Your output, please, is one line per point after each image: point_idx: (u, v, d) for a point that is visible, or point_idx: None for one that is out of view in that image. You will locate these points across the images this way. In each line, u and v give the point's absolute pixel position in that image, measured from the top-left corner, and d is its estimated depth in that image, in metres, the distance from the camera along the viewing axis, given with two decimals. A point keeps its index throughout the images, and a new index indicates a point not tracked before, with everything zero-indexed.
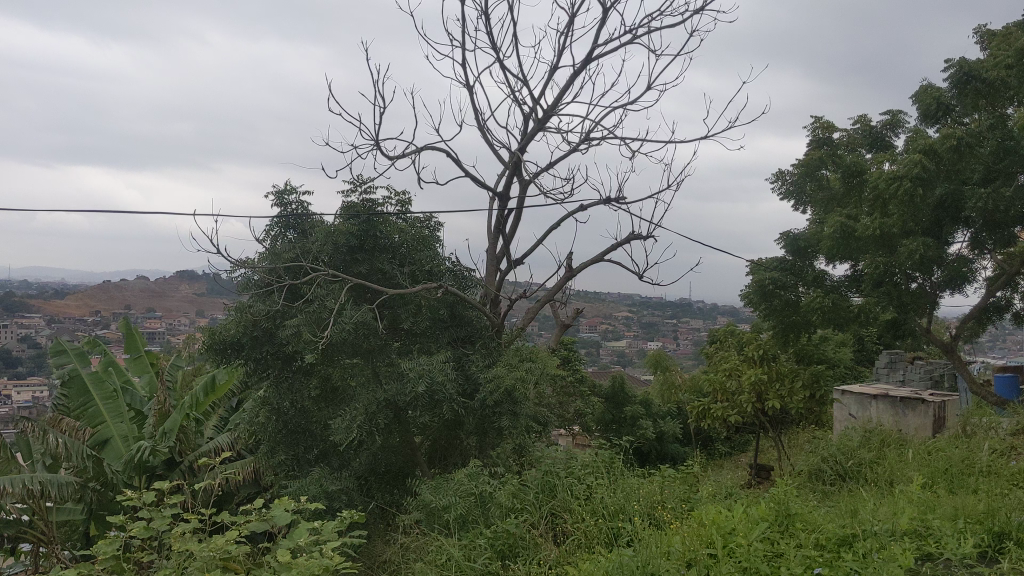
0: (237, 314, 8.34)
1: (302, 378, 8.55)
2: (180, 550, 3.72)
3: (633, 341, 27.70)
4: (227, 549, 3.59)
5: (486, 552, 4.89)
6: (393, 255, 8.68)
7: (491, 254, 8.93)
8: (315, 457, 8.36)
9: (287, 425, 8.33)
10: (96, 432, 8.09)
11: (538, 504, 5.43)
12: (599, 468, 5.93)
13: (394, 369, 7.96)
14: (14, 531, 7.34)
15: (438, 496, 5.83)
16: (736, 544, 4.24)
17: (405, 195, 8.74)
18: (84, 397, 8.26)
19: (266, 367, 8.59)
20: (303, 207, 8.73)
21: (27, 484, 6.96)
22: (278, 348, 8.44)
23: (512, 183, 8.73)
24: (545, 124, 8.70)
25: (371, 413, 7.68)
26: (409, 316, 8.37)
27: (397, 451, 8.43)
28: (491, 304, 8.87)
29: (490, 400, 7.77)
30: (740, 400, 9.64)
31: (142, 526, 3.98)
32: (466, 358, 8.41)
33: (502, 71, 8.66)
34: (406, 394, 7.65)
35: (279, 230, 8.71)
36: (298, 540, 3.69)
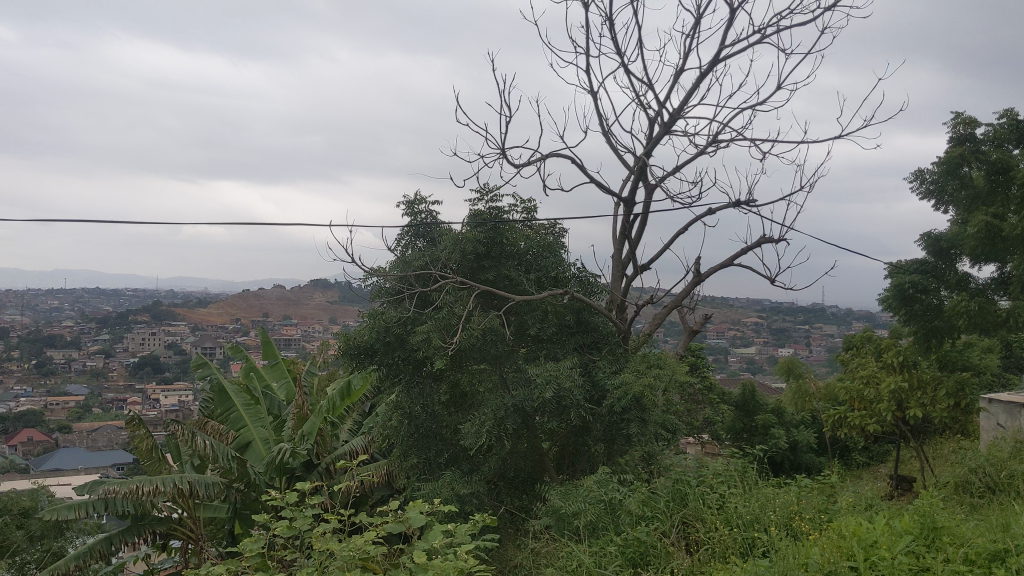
0: (370, 320, 8.67)
1: (432, 383, 8.71)
2: (321, 549, 3.83)
3: (762, 347, 27.12)
4: (365, 550, 3.65)
5: (617, 559, 4.86)
6: (520, 262, 8.74)
7: (616, 260, 8.88)
8: (446, 461, 8.49)
9: (419, 429, 8.48)
10: (238, 436, 8.32)
11: (669, 512, 5.36)
12: (733, 475, 5.81)
13: (521, 375, 8.03)
14: (166, 528, 7.63)
15: (567, 501, 5.87)
16: (878, 557, 4.07)
17: (531, 202, 8.79)
18: (227, 403, 8.54)
19: (398, 372, 8.72)
20: (433, 216, 8.97)
21: (177, 484, 7.22)
22: (409, 353, 8.62)
23: (638, 188, 8.64)
24: (671, 128, 8.58)
25: (500, 418, 7.74)
26: (535, 323, 8.40)
27: (526, 455, 8.49)
28: (617, 310, 8.72)
29: (618, 406, 7.71)
30: (879, 408, 9.26)
31: (285, 524, 4.12)
32: (592, 364, 8.35)
33: (626, 75, 8.56)
34: (534, 400, 7.72)
35: (409, 239, 9.01)
36: (433, 542, 3.73)
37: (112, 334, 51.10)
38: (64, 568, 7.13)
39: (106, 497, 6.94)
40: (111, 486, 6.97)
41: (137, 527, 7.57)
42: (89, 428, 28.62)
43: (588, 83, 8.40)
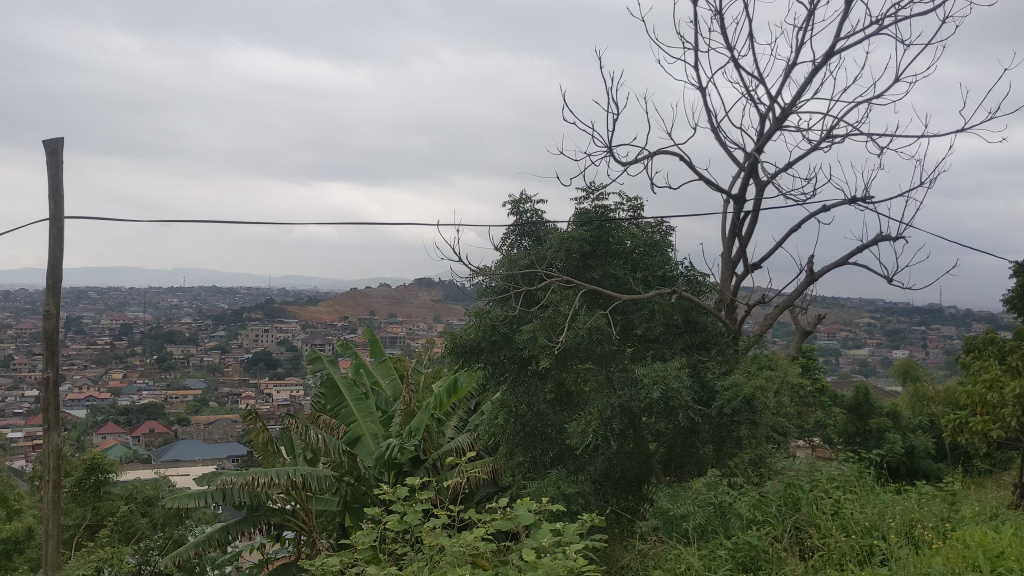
0: (477, 319, 8.79)
1: (538, 382, 8.77)
2: (431, 544, 3.88)
3: (876, 348, 26.25)
4: (475, 546, 3.67)
5: (727, 564, 4.77)
6: (626, 260, 8.68)
7: (726, 258, 8.72)
8: (552, 459, 8.50)
9: (525, 427, 8.53)
10: (349, 430, 8.47)
11: (781, 517, 5.23)
12: (849, 481, 5.62)
13: (628, 375, 7.99)
14: (280, 519, 7.82)
15: (676, 504, 5.82)
16: (1008, 569, 3.87)
17: (637, 200, 8.72)
18: (338, 398, 8.77)
19: (504, 371, 8.80)
20: (538, 215, 9.01)
21: (291, 476, 7.38)
22: (515, 352, 8.68)
23: (749, 185, 8.47)
24: (784, 123, 8.37)
25: (606, 418, 7.71)
26: (642, 322, 8.35)
27: (633, 455, 8.43)
28: (727, 309, 8.50)
29: (729, 408, 7.58)
30: (1005, 414, 8.83)
31: (396, 518, 4.18)
32: (701, 365, 8.22)
33: (736, 69, 8.38)
34: (641, 400, 7.67)
35: (515, 238, 9.06)
36: (541, 541, 3.72)
37: (228, 331, 53.01)
38: (185, 556, 7.43)
39: (224, 487, 7.26)
40: (229, 477, 7.27)
41: (252, 517, 7.76)
42: (207, 421, 29.76)
43: (697, 78, 8.26)
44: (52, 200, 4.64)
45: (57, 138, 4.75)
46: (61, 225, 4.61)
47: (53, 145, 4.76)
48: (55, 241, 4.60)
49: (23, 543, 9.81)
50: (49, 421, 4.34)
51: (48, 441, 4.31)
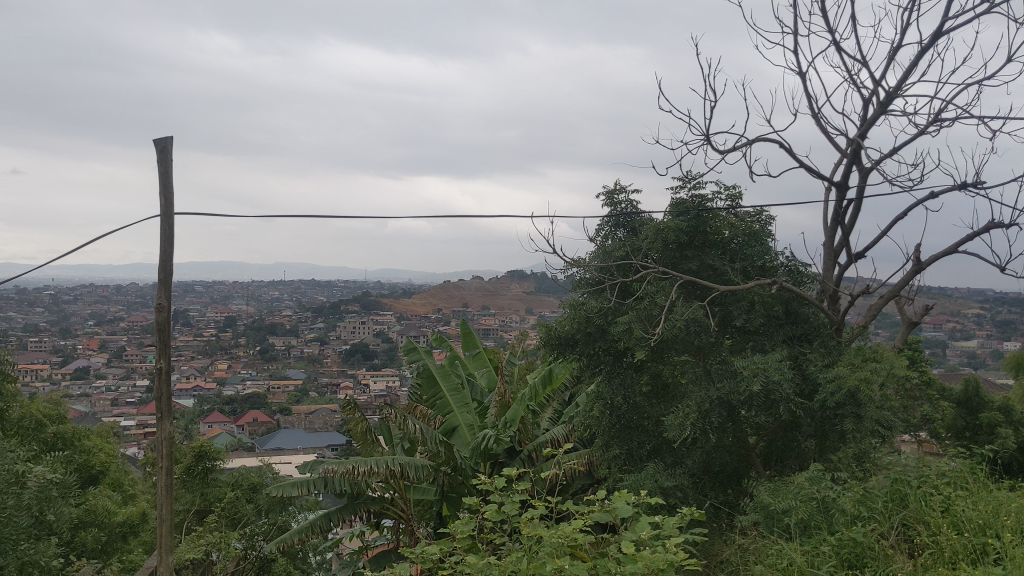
0: (572, 311, 8.80)
1: (633, 374, 8.68)
2: (530, 535, 3.89)
3: (985, 340, 25.24)
4: (574, 537, 3.67)
5: (830, 560, 4.66)
6: (724, 250, 8.57)
7: (828, 248, 8.50)
8: (649, 452, 8.40)
9: (621, 420, 8.44)
10: (445, 420, 8.48)
11: (887, 513, 5.09)
12: (960, 477, 5.42)
13: (726, 367, 7.95)
14: (380, 507, 7.96)
15: (776, 498, 5.75)
16: None
17: (735, 189, 8.58)
18: (434, 387, 8.79)
19: (599, 363, 8.77)
20: (633, 206, 8.96)
21: (389, 465, 7.49)
22: (610, 344, 8.63)
23: (851, 172, 8.24)
24: (888, 107, 8.10)
25: (704, 410, 7.65)
26: (742, 313, 8.19)
27: (732, 449, 8.31)
28: (829, 300, 8.30)
29: (832, 401, 7.39)
30: None
31: (494, 509, 4.20)
32: (803, 357, 8.04)
33: (838, 53, 8.15)
34: (740, 393, 7.58)
35: (609, 229, 9.04)
36: (640, 534, 3.68)
37: (327, 323, 54.25)
38: (289, 542, 7.64)
39: (326, 475, 7.37)
40: (331, 465, 7.39)
41: (352, 505, 7.91)
42: (307, 411, 30.52)
43: (797, 64, 8.06)
44: (163, 197, 4.82)
45: (167, 138, 4.93)
46: (172, 222, 4.79)
47: (163, 144, 4.94)
48: (167, 238, 4.78)
49: (137, 527, 10.25)
50: (162, 409, 4.50)
51: (162, 428, 4.48)
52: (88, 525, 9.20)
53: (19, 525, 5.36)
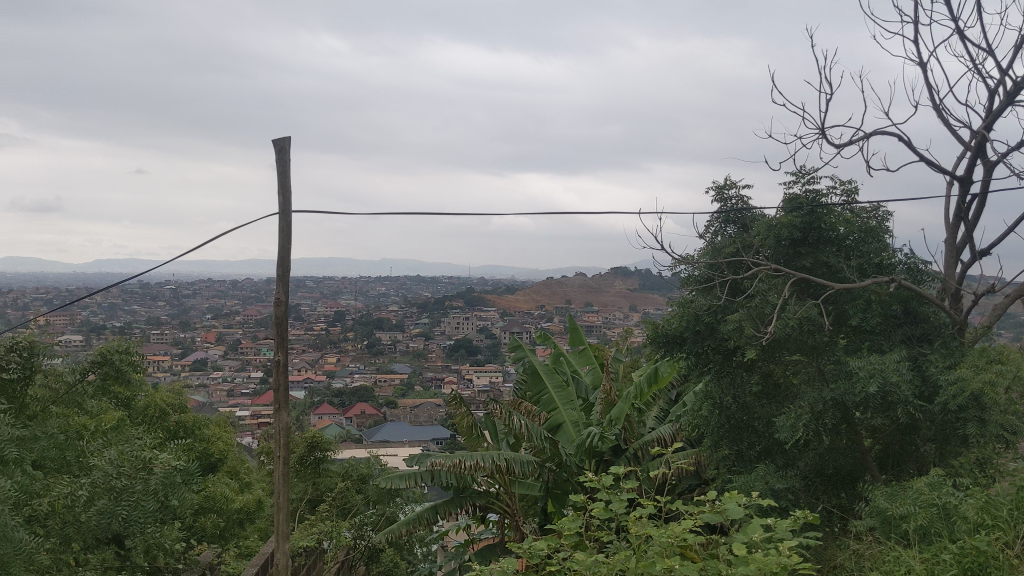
0: (680, 309, 8.80)
1: (743, 373, 8.69)
2: (639, 533, 3.85)
3: None
4: (684, 537, 3.62)
5: (952, 571, 4.48)
6: (839, 247, 8.39)
7: (950, 245, 8.18)
8: (758, 454, 8.42)
9: (730, 420, 8.40)
10: (550, 417, 8.50)
11: (1013, 521, 4.77)
12: None
13: (841, 368, 7.63)
14: (485, 501, 7.96)
15: (893, 503, 5.61)
16: None
17: (851, 184, 8.37)
18: (539, 384, 8.86)
19: (708, 361, 8.81)
20: (743, 202, 8.85)
21: (496, 460, 7.52)
22: (720, 343, 8.68)
23: (976, 166, 7.90)
24: (1016, 97, 7.73)
25: (818, 412, 7.48)
26: (857, 313, 8.03)
27: (846, 452, 8.11)
28: (951, 299, 7.85)
29: (954, 405, 7.09)
30: None
31: (601, 507, 4.16)
32: (923, 358, 7.75)
33: (962, 42, 7.82)
34: (856, 394, 7.32)
35: (719, 225, 8.97)
36: (752, 536, 3.59)
37: (432, 318, 55.08)
38: (396, 533, 7.72)
39: (433, 469, 7.43)
40: (438, 459, 7.45)
41: (459, 498, 7.92)
42: (412, 405, 31.06)
43: (917, 54, 7.77)
44: (281, 195, 4.97)
45: (285, 138, 5.07)
46: (290, 219, 4.94)
47: (281, 144, 5.09)
48: (285, 235, 4.93)
49: (253, 514, 10.60)
50: (279, 401, 4.64)
51: (279, 420, 4.62)
52: (208, 511, 9.59)
53: (147, 510, 5.78)
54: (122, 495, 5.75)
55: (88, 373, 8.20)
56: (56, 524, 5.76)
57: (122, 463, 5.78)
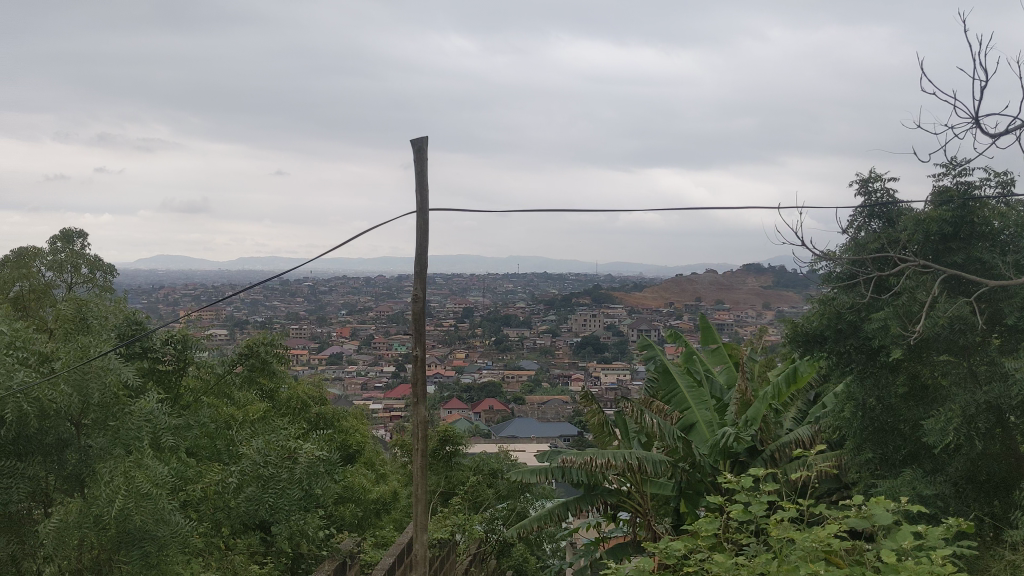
0: (821, 306, 8.78)
1: (888, 374, 8.38)
2: (779, 536, 3.75)
3: None
4: (828, 542, 3.49)
5: None
6: (994, 242, 8.02)
7: None
8: (904, 458, 8.06)
9: (875, 422, 8.12)
10: (682, 417, 8.40)
11: None
12: None
13: (996, 369, 7.39)
14: (617, 500, 7.86)
15: None
16: None
17: (1007, 176, 7.99)
18: (671, 383, 8.71)
19: (850, 361, 8.66)
20: (889, 195, 8.60)
21: (627, 459, 7.47)
22: (863, 342, 8.52)
23: None
24: None
25: (970, 415, 7.15)
26: (1013, 312, 7.59)
27: (1000, 457, 7.63)
28: None
29: None
30: None
31: (740, 509, 4.08)
32: None
33: None
34: (1011, 396, 7.01)
35: (864, 220, 8.73)
36: (903, 543, 3.43)
37: (559, 315, 55.24)
38: (527, 529, 7.77)
39: (564, 465, 7.45)
40: (569, 456, 7.47)
41: (590, 496, 7.84)
42: (540, 401, 31.25)
43: None
44: (419, 192, 5.07)
45: (422, 138, 5.18)
46: (427, 217, 5.03)
47: (419, 144, 5.20)
48: (422, 232, 5.02)
49: (389, 504, 10.91)
50: (417, 395, 4.73)
51: (417, 413, 4.72)
52: (347, 501, 9.92)
53: (292, 498, 6.00)
54: (268, 483, 6.01)
55: (237, 365, 8.62)
56: (208, 509, 6.11)
57: (269, 452, 6.08)
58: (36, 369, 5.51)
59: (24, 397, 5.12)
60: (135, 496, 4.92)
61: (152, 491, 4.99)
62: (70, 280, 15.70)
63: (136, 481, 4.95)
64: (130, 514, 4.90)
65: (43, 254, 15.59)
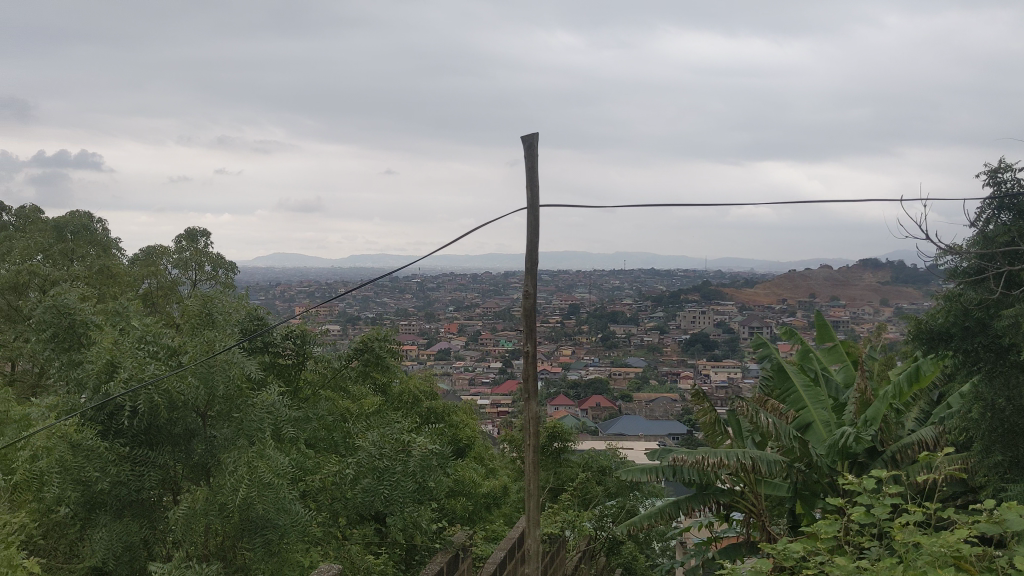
0: (947, 303, 8.46)
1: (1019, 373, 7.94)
2: (904, 540, 3.63)
3: None
4: (958, 548, 3.37)
5: None
6: None
7: None
8: None
9: (1005, 423, 7.64)
10: (798, 416, 8.20)
11: None
12: None
13: None
14: (729, 500, 7.71)
15: None
16: None
17: None
18: (787, 382, 8.51)
19: (977, 360, 8.30)
20: (1019, 186, 8.21)
21: (740, 459, 7.29)
22: (992, 339, 8.15)
23: None
24: None
25: None
26: None
27: None
28: None
29: None
30: None
31: (863, 511, 3.95)
32: None
33: None
34: None
35: (992, 212, 8.37)
36: None
37: (666, 311, 54.74)
38: (637, 526, 7.69)
39: (676, 465, 7.36)
40: (680, 455, 7.38)
41: (701, 495, 7.72)
42: (649, 399, 30.97)
43: None
44: (529, 189, 5.09)
45: (533, 135, 5.19)
46: (537, 214, 5.05)
47: (530, 141, 5.22)
48: (532, 228, 5.05)
49: (499, 499, 10.99)
50: (529, 391, 4.75)
51: (529, 409, 4.74)
52: (459, 494, 10.04)
53: (406, 490, 6.10)
54: (383, 475, 6.15)
55: (351, 360, 8.82)
56: (326, 499, 6.26)
57: (383, 444, 6.23)
58: (165, 362, 5.76)
59: (155, 389, 5.37)
60: (258, 485, 5.10)
61: (274, 481, 5.17)
62: (195, 277, 16.38)
63: (259, 471, 5.13)
64: (253, 503, 5.10)
65: (170, 253, 16.35)
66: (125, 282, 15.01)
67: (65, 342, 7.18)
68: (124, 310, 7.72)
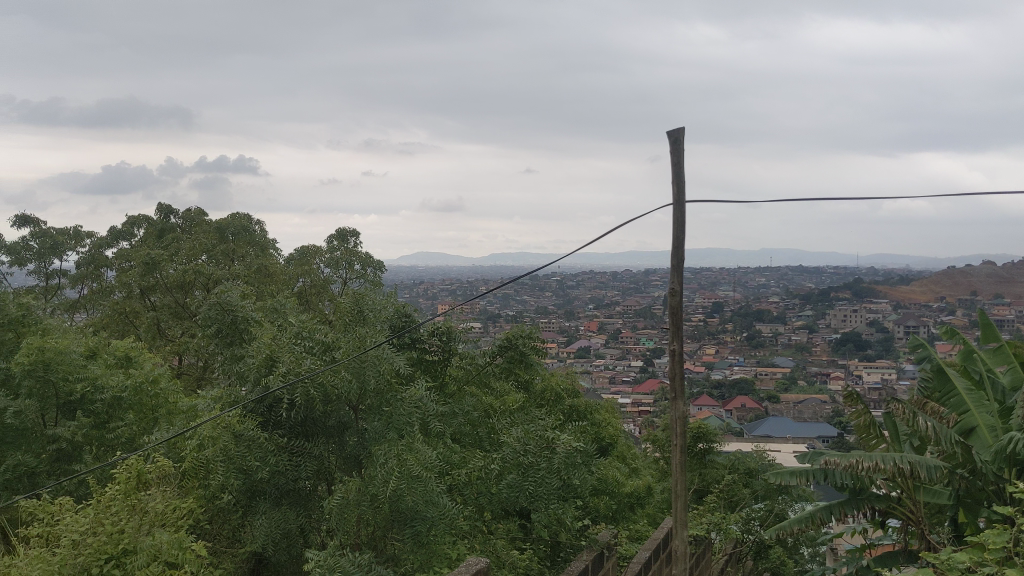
0: None
1: None
2: None
3: None
4: None
5: None
6: None
7: None
8: None
9: None
10: (961, 421, 7.74)
11: None
12: None
13: None
14: (886, 506, 7.39)
15: None
16: None
17: None
18: (948, 385, 8.11)
19: None
20: None
21: (898, 462, 6.93)
22: None
23: None
24: None
25: None
26: None
27: None
28: None
29: None
30: None
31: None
32: None
33: None
34: None
35: None
36: None
37: (816, 309, 52.95)
38: (788, 531, 7.45)
39: (828, 467, 7.10)
40: (833, 458, 7.11)
41: (856, 500, 7.44)
42: (796, 400, 30.07)
43: None
44: (674, 185, 5.01)
45: (679, 129, 5.10)
46: (683, 211, 4.97)
47: (676, 134, 5.13)
48: (678, 225, 4.97)
49: (642, 499, 10.90)
50: (675, 390, 4.68)
51: (676, 408, 4.67)
52: (602, 493, 10.01)
53: (551, 486, 6.17)
54: (528, 471, 6.24)
55: (495, 357, 8.94)
56: (471, 493, 6.28)
57: (528, 442, 6.35)
58: (320, 357, 5.98)
59: (311, 382, 5.59)
60: (407, 477, 5.23)
61: (422, 473, 5.28)
62: (346, 276, 16.96)
63: (408, 464, 5.28)
64: (402, 494, 5.21)
65: (323, 253, 16.99)
66: (281, 280, 15.70)
67: (227, 337, 7.55)
68: (281, 308, 8.07)
